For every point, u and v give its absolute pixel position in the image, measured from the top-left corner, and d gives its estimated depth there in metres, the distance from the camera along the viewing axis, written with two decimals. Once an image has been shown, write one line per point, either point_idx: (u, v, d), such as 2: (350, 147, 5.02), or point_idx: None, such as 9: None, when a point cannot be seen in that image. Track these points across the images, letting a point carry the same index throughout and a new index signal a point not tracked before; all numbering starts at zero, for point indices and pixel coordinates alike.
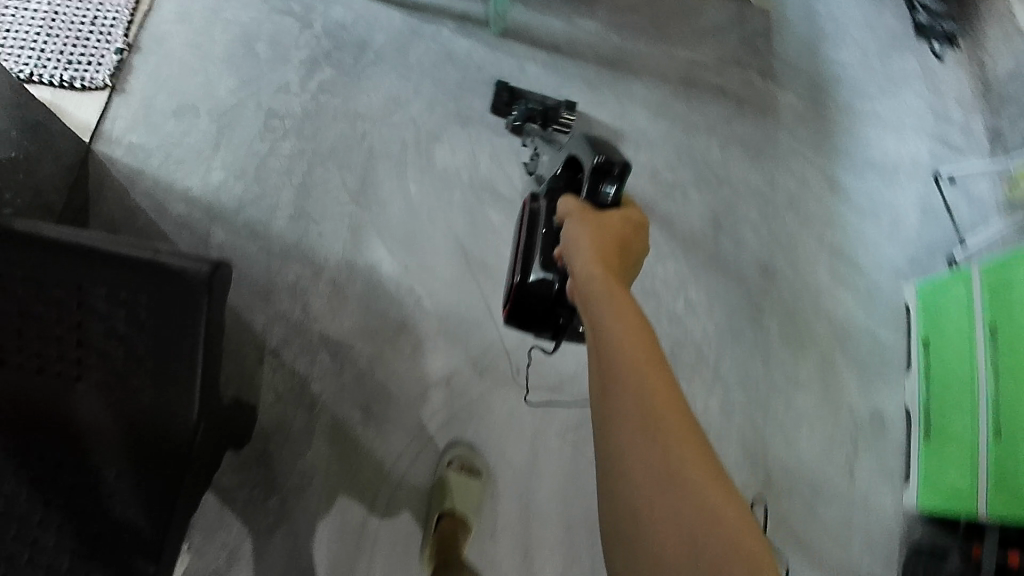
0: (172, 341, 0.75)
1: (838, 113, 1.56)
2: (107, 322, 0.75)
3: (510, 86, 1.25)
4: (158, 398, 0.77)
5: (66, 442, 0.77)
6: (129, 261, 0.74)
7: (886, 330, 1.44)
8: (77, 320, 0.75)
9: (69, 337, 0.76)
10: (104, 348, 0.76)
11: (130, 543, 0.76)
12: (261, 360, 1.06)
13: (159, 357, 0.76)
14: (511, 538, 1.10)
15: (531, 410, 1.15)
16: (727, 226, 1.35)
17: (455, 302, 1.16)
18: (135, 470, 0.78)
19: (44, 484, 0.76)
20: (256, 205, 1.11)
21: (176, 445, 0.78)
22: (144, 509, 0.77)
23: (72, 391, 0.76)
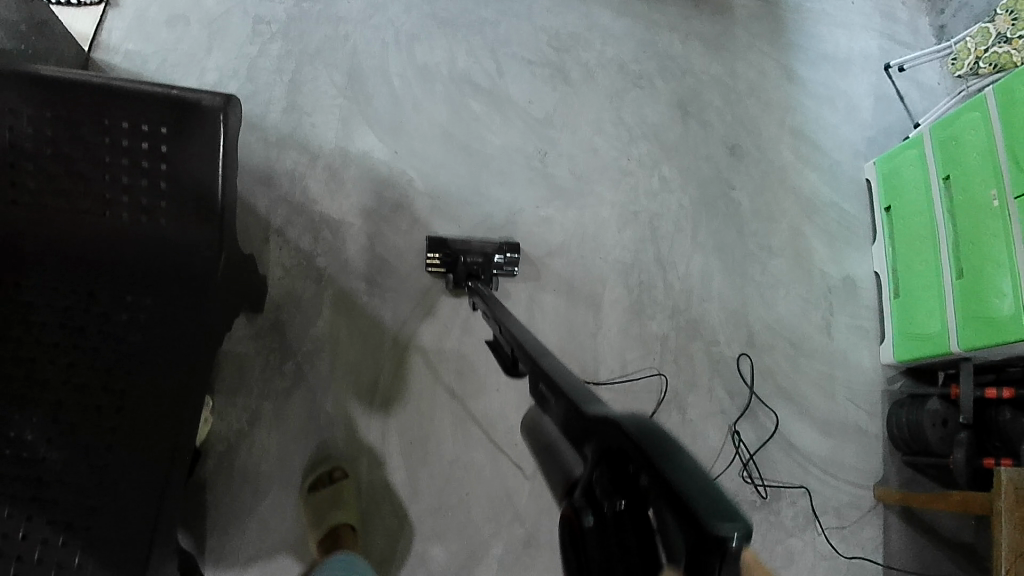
0: (193, 171, 0.85)
1: (789, 13, 1.66)
2: (130, 156, 0.83)
3: (442, 242, 1.15)
4: (185, 226, 0.86)
5: (100, 274, 0.84)
6: (147, 97, 0.83)
7: (851, 205, 1.54)
8: (102, 156, 0.83)
9: (98, 174, 0.83)
10: (130, 183, 0.84)
11: (166, 360, 0.84)
12: (267, 239, 1.13)
13: (185, 186, 0.85)
14: (515, 394, 1.17)
15: (525, 279, 1.24)
16: (694, 111, 1.44)
17: (444, 182, 1.23)
18: (164, 297, 0.85)
19: (80, 310, 0.83)
20: (251, 101, 1.19)
21: (204, 270, 0.87)
22: (175, 329, 0.85)
23: (101, 226, 0.84)
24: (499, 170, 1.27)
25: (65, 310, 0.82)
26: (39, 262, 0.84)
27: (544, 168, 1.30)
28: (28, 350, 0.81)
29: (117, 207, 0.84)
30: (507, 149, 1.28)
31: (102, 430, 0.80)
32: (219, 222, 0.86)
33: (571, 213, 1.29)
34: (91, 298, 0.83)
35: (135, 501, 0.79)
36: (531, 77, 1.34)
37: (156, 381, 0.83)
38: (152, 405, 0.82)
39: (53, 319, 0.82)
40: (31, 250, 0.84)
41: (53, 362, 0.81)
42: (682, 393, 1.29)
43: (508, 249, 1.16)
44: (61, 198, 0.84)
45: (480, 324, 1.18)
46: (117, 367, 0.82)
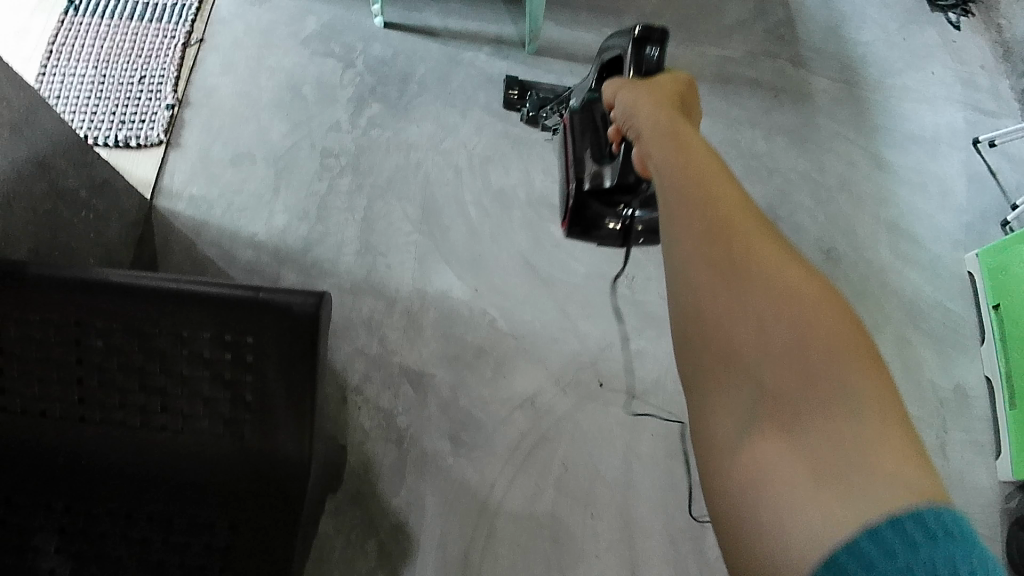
0: (280, 380, 0.75)
1: (871, 91, 1.55)
2: (212, 367, 0.75)
3: (520, 81, 1.28)
4: (269, 437, 0.75)
5: (176, 497, 0.74)
6: (232, 302, 0.75)
7: (956, 302, 1.41)
8: (179, 370, 0.75)
9: (177, 386, 0.75)
10: (210, 395, 0.75)
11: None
12: (345, 399, 1.05)
13: (269, 398, 0.76)
14: (617, 560, 1.05)
15: (620, 423, 1.12)
16: (784, 214, 1.34)
17: (528, 319, 1.14)
18: (249, 519, 0.74)
19: (157, 542, 0.73)
20: (323, 244, 1.12)
21: (293, 484, 0.75)
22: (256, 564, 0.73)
23: (177, 442, 0.75)
24: (584, 300, 1.17)
25: (140, 544, 0.73)
26: (109, 487, 0.74)
27: (631, 294, 1.20)
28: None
29: (197, 422, 0.75)
30: (591, 277, 1.19)
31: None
32: (310, 430, 0.76)
33: (665, 343, 1.18)
34: (167, 526, 0.74)
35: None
36: None
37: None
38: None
39: (127, 556, 0.72)
40: (101, 472, 0.74)
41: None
42: None
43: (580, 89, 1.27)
44: (133, 412, 0.75)
45: (573, 480, 1.08)
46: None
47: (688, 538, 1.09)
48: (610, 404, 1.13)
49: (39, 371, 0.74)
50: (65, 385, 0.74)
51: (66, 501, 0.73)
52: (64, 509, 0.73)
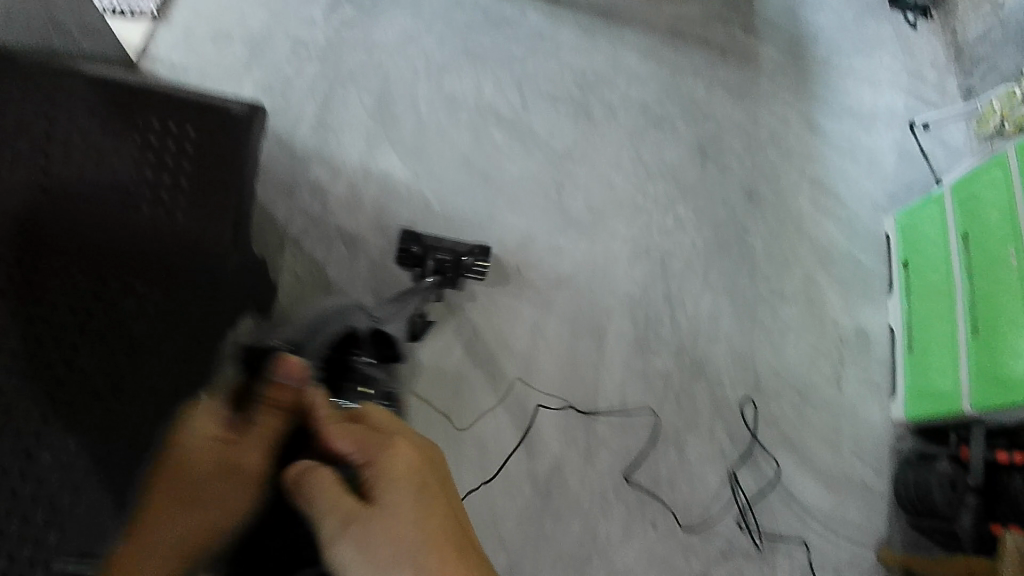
0: (213, 168, 0.92)
1: (816, 66, 1.66)
2: (156, 150, 0.88)
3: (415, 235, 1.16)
4: (195, 218, 0.89)
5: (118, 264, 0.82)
6: (179, 102, 0.92)
7: (868, 256, 1.52)
8: (131, 148, 0.86)
9: (124, 159, 0.85)
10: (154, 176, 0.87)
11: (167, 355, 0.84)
12: (283, 246, 1.18)
13: (201, 183, 0.90)
14: (510, 419, 1.18)
15: (531, 303, 1.24)
16: (713, 154, 1.46)
17: (460, 204, 1.27)
18: (174, 287, 0.86)
19: (91, 295, 0.78)
20: (282, 115, 1.26)
21: (213, 261, 0.90)
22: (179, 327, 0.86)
23: (121, 216, 0.83)
24: (514, 196, 1.30)
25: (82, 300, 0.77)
26: (57, 243, 0.77)
27: (558, 198, 1.33)
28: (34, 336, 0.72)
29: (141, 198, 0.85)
30: (523, 177, 1.32)
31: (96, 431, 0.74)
32: (235, 212, 0.92)
33: (582, 244, 1.31)
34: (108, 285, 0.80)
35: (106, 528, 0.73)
36: (555, 111, 1.39)
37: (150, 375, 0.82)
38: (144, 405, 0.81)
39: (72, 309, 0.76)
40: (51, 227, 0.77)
41: (57, 345, 0.73)
42: (683, 432, 1.25)
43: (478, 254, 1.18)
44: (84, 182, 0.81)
45: (480, 348, 1.20)
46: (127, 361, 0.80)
47: (580, 413, 1.21)
48: (525, 287, 1.25)
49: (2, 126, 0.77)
50: (28, 144, 0.79)
51: (13, 251, 0.73)
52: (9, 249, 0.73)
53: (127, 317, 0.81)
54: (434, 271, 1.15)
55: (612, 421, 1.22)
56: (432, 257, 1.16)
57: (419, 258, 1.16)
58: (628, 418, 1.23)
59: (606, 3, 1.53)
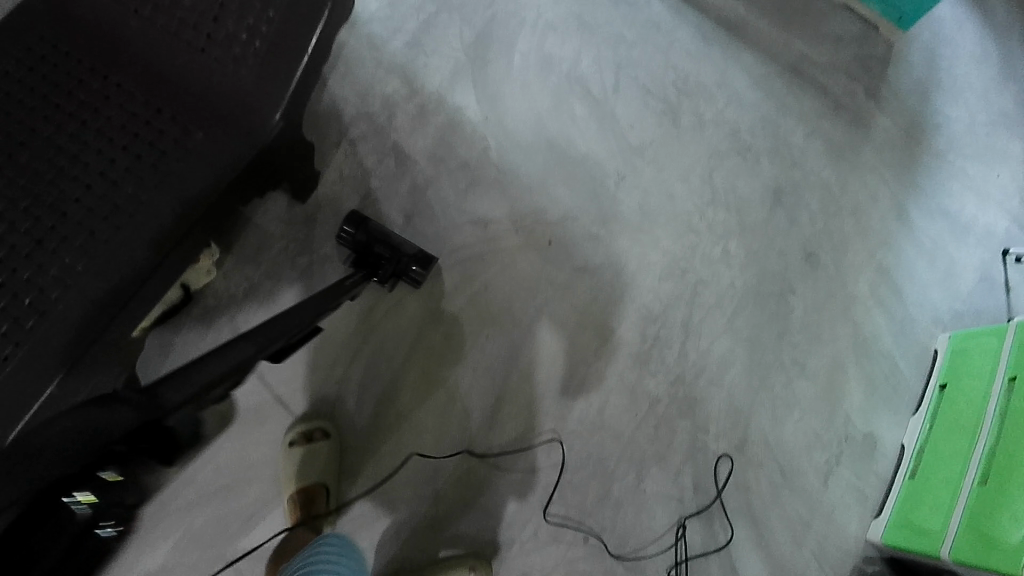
0: (281, 49, 0.88)
1: (929, 157, 1.55)
2: (232, 17, 0.89)
3: (362, 219, 1.11)
4: (252, 95, 0.89)
5: (164, 107, 0.90)
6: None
7: (908, 365, 1.43)
8: (215, 16, 0.89)
9: (207, 24, 0.89)
10: (217, 37, 0.89)
11: (123, 231, 0.83)
12: (338, 144, 1.20)
13: (262, 64, 0.89)
14: (486, 385, 1.16)
15: (549, 280, 1.22)
16: (787, 202, 1.39)
17: (516, 161, 1.26)
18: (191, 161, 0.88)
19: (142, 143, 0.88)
20: (382, 22, 1.28)
21: (245, 145, 0.90)
22: (193, 190, 0.87)
23: (199, 70, 0.90)
24: (572, 173, 1.27)
25: (109, 138, 0.87)
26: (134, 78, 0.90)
27: (614, 189, 1.29)
28: (39, 166, 0.84)
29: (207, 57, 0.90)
30: (587, 159, 1.29)
31: (60, 292, 0.80)
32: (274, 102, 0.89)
33: (621, 242, 1.27)
34: (147, 124, 0.89)
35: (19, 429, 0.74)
36: (644, 106, 1.35)
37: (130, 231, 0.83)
38: (113, 270, 0.82)
39: (94, 159, 0.86)
40: (118, 75, 0.89)
41: (70, 178, 0.85)
42: (649, 462, 1.21)
43: (422, 258, 1.13)
44: (161, 42, 0.90)
45: (486, 304, 1.19)
46: (120, 213, 0.84)
47: (555, 403, 1.18)
48: (548, 260, 1.22)
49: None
50: None
51: (113, 75, 0.89)
52: (38, 56, 0.88)
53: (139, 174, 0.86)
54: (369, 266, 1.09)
55: (586, 423, 1.19)
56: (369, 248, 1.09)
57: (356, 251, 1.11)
58: (599, 426, 1.19)
59: (735, 17, 1.47)
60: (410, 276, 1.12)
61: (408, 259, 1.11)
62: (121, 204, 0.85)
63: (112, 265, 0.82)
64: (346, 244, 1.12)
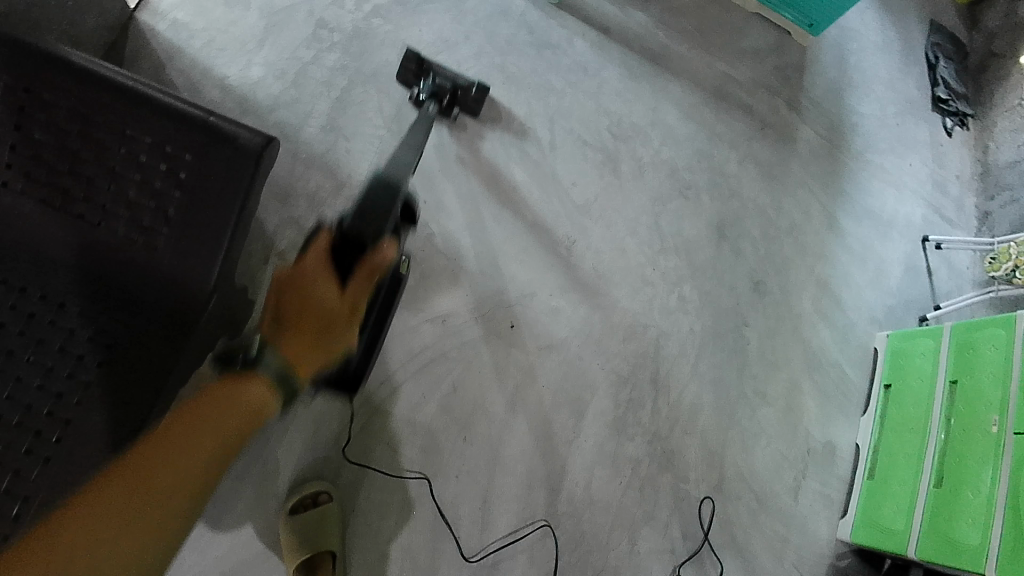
0: (203, 216, 0.74)
1: (850, 159, 1.60)
2: (132, 184, 0.73)
3: (420, 56, 1.20)
4: (176, 270, 0.75)
5: (68, 297, 0.74)
6: (199, 131, 0.73)
7: (854, 370, 1.50)
8: (109, 183, 0.73)
9: (100, 194, 0.73)
10: (116, 210, 0.73)
11: (59, 463, 0.69)
12: (266, 259, 1.09)
13: (181, 237, 0.74)
14: (471, 488, 1.12)
15: (517, 366, 1.17)
16: (731, 234, 1.40)
17: (464, 243, 1.18)
18: (126, 358, 0.74)
19: (53, 348, 0.72)
20: (289, 107, 1.16)
21: (183, 327, 0.77)
22: (131, 391, 0.73)
23: (106, 246, 0.74)
24: (522, 246, 1.22)
25: (5, 348, 0.71)
26: (21, 264, 0.73)
27: (567, 255, 1.25)
28: None
29: (112, 235, 0.74)
30: (535, 228, 1.23)
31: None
32: (208, 275, 0.75)
33: (582, 310, 1.24)
34: (52, 324, 0.73)
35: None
36: (583, 159, 1.30)
37: (69, 463, 0.70)
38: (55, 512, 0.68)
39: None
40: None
41: None
42: (639, 524, 1.22)
43: (478, 87, 1.20)
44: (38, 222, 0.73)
45: (458, 404, 1.13)
46: (44, 441, 0.70)
47: (542, 489, 1.16)
48: (514, 345, 1.18)
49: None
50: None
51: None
52: None
53: (60, 392, 0.71)
54: (430, 95, 1.18)
55: (575, 502, 1.18)
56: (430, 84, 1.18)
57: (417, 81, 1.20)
58: (588, 502, 1.19)
59: (656, 45, 1.43)
60: (468, 104, 1.21)
61: (463, 87, 1.20)
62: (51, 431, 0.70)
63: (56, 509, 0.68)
64: (409, 78, 1.21)
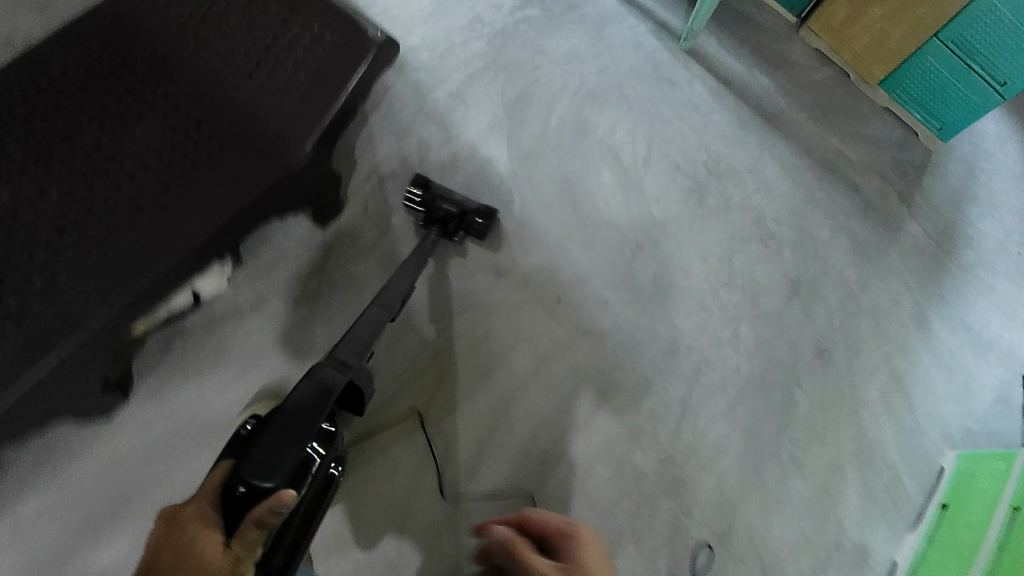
0: (324, 81, 1.00)
1: (958, 268, 1.53)
2: (284, 53, 1.01)
3: (427, 181, 1.20)
4: (290, 117, 0.99)
5: (205, 119, 0.99)
6: (341, 23, 1.02)
7: (912, 481, 1.36)
8: (269, 48, 1.01)
9: (261, 55, 1.01)
10: (267, 67, 1.01)
11: (156, 222, 0.93)
12: (369, 180, 1.25)
13: (304, 93, 1.00)
14: (472, 432, 1.16)
15: (552, 338, 1.22)
16: (805, 295, 1.38)
17: (539, 218, 1.28)
18: (229, 169, 0.97)
19: (183, 149, 0.97)
20: (429, 72, 1.35)
21: (279, 161, 0.99)
22: (224, 193, 0.96)
23: (249, 90, 1.00)
24: (591, 236, 1.29)
25: (154, 140, 0.97)
26: (184, 88, 1.01)
27: (630, 259, 1.30)
28: (90, 158, 0.95)
29: (256, 83, 1.00)
30: (607, 225, 1.31)
31: (77, 271, 0.88)
32: (314, 125, 0.99)
33: (631, 311, 1.27)
34: (188, 133, 0.98)
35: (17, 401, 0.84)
36: (672, 181, 1.37)
37: (162, 225, 0.93)
38: (141, 253, 0.91)
39: (139, 158, 0.96)
40: (169, 87, 1.01)
41: (121, 173, 0.95)
42: (627, 538, 1.17)
43: (484, 215, 1.21)
44: (208, 58, 1.01)
45: (485, 351, 1.20)
46: (154, 206, 0.94)
47: (539, 461, 1.17)
48: (555, 318, 1.23)
49: (176, 13, 1.03)
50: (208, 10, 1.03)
51: (165, 84, 1.00)
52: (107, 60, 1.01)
53: (176, 177, 0.96)
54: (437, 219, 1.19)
55: (567, 487, 1.17)
56: (438, 205, 1.19)
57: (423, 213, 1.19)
58: (580, 494, 1.17)
59: (774, 107, 1.51)
60: (473, 229, 1.21)
61: (469, 214, 1.20)
62: (161, 200, 0.95)
63: (142, 251, 0.91)
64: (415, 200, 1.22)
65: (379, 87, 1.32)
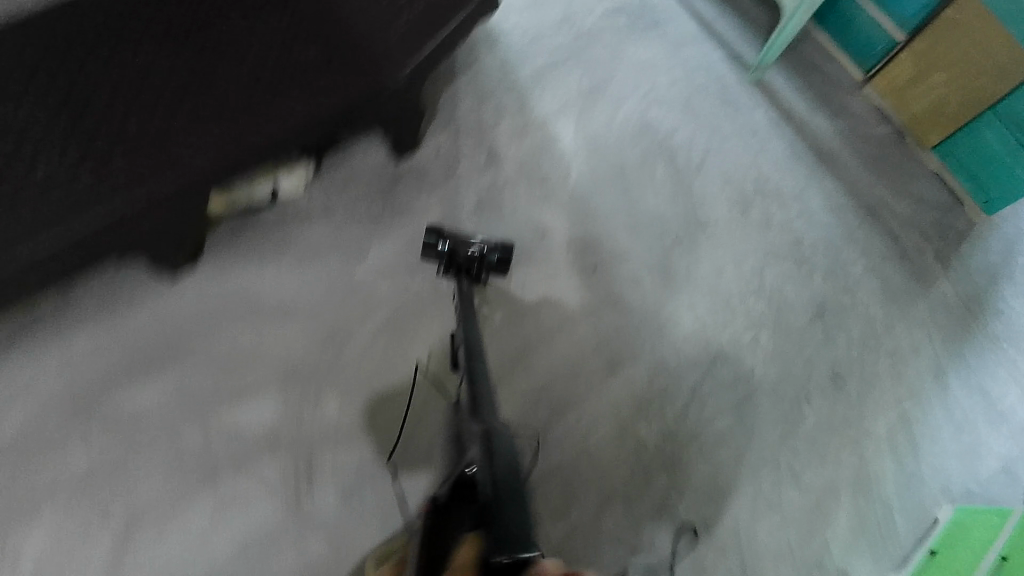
0: (432, 19, 1.19)
1: (982, 335, 1.56)
2: None
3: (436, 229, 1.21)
4: (400, 41, 1.15)
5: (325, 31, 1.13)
6: None
7: (905, 523, 1.36)
8: None
9: None
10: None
11: (262, 104, 1.06)
12: (445, 128, 1.37)
13: (413, 23, 1.17)
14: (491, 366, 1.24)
15: (581, 301, 1.30)
16: (828, 320, 1.43)
17: (590, 193, 1.38)
18: (337, 74, 1.10)
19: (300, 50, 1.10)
20: (517, 49, 1.48)
21: (383, 75, 1.13)
22: (327, 92, 1.09)
23: (368, 14, 1.16)
24: (635, 219, 1.38)
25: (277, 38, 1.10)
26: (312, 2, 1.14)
27: (667, 247, 1.38)
28: (219, 41, 1.08)
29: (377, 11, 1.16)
30: (651, 213, 1.40)
31: (188, 129, 1.01)
32: (418, 50, 1.16)
33: (659, 294, 1.34)
34: (307, 39, 1.11)
35: (103, 222, 0.95)
36: (720, 190, 1.46)
37: (267, 107, 1.06)
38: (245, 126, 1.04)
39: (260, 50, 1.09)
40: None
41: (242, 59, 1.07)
42: (615, 500, 1.21)
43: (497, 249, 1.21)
44: None
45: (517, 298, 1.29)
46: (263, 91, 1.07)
47: (548, 407, 1.24)
48: (588, 283, 1.32)
49: None
50: None
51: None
52: None
53: (289, 72, 1.09)
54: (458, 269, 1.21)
55: (569, 437, 1.23)
56: (454, 256, 1.21)
57: (443, 259, 1.21)
58: (580, 447, 1.23)
59: (828, 147, 1.59)
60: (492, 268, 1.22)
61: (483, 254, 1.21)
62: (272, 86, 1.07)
63: (246, 124, 1.04)
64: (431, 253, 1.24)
65: (470, 52, 1.44)
